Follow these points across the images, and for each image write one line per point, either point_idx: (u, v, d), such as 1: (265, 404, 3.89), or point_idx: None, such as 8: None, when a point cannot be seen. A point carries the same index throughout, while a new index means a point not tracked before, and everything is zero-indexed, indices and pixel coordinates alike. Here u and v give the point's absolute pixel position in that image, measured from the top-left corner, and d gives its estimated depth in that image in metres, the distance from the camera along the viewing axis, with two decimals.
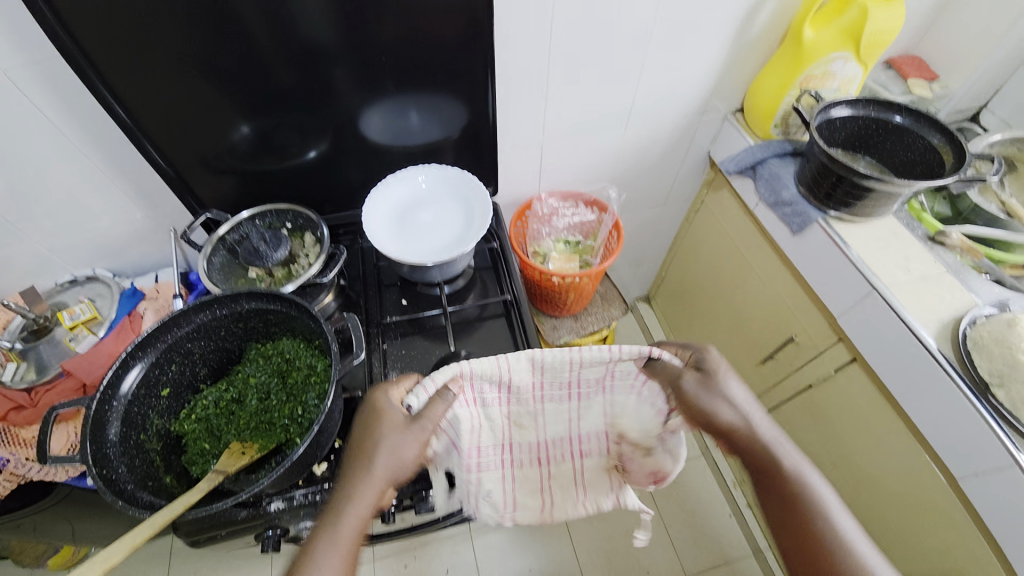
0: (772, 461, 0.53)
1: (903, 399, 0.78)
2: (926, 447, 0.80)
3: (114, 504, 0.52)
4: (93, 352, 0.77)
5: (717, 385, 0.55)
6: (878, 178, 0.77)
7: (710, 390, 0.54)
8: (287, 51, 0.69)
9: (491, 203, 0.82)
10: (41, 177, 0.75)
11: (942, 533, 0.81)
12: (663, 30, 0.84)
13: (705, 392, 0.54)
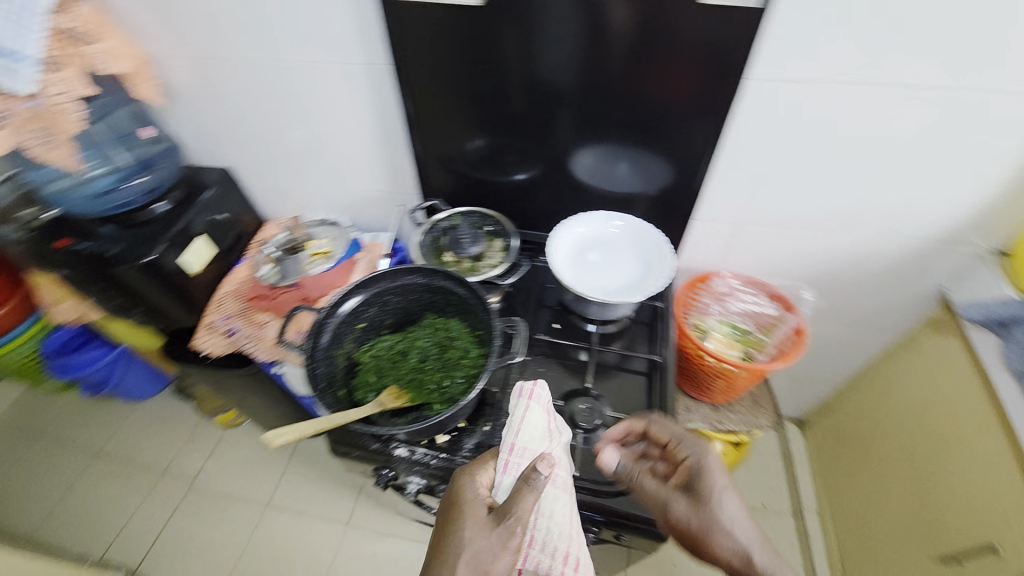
0: None
1: None
2: None
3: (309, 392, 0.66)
4: (320, 277, 1.00)
5: (708, 501, 0.62)
6: None
7: (699, 509, 0.62)
8: (539, 90, 0.81)
9: (674, 267, 0.82)
10: (334, 144, 0.99)
11: None
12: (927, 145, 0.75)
13: (695, 511, 0.62)
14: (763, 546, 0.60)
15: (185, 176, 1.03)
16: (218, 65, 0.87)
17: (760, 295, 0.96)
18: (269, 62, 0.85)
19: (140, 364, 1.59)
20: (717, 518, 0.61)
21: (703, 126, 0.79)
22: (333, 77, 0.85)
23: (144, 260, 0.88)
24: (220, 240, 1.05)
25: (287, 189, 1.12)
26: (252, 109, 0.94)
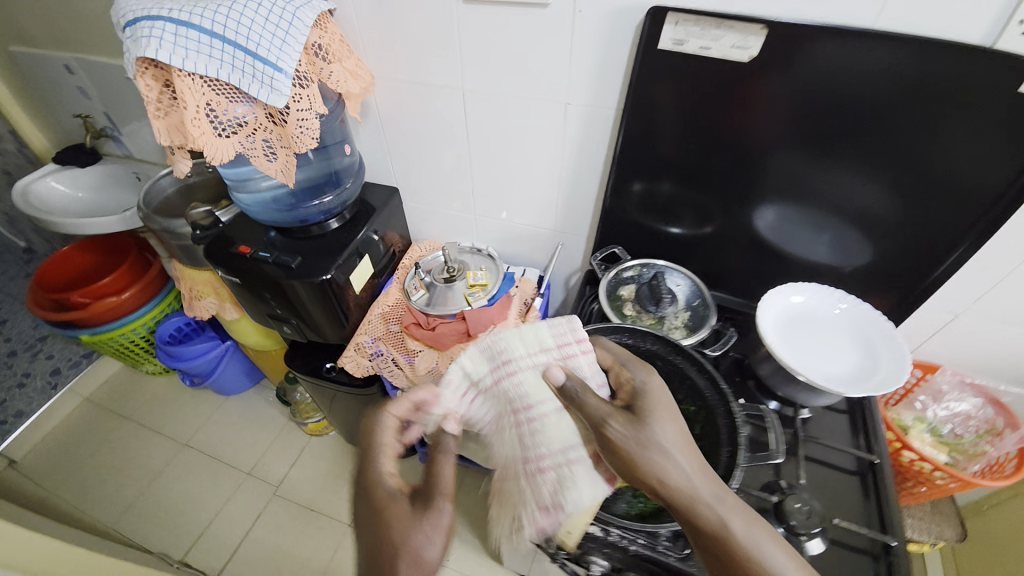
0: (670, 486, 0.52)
1: None
2: None
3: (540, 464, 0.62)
4: (482, 312, 0.97)
5: (644, 426, 0.55)
6: None
7: (635, 432, 0.54)
8: (757, 148, 0.77)
9: (908, 376, 0.71)
10: (519, 176, 1.00)
11: None
12: None
13: (629, 433, 0.54)
14: (706, 477, 0.53)
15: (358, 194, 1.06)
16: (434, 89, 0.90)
17: (986, 400, 0.86)
18: (487, 92, 0.87)
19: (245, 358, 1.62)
20: (657, 436, 0.54)
21: (950, 211, 0.72)
22: (545, 113, 0.86)
23: (320, 280, 0.87)
24: (376, 259, 1.05)
25: (450, 211, 1.14)
26: (449, 133, 0.97)
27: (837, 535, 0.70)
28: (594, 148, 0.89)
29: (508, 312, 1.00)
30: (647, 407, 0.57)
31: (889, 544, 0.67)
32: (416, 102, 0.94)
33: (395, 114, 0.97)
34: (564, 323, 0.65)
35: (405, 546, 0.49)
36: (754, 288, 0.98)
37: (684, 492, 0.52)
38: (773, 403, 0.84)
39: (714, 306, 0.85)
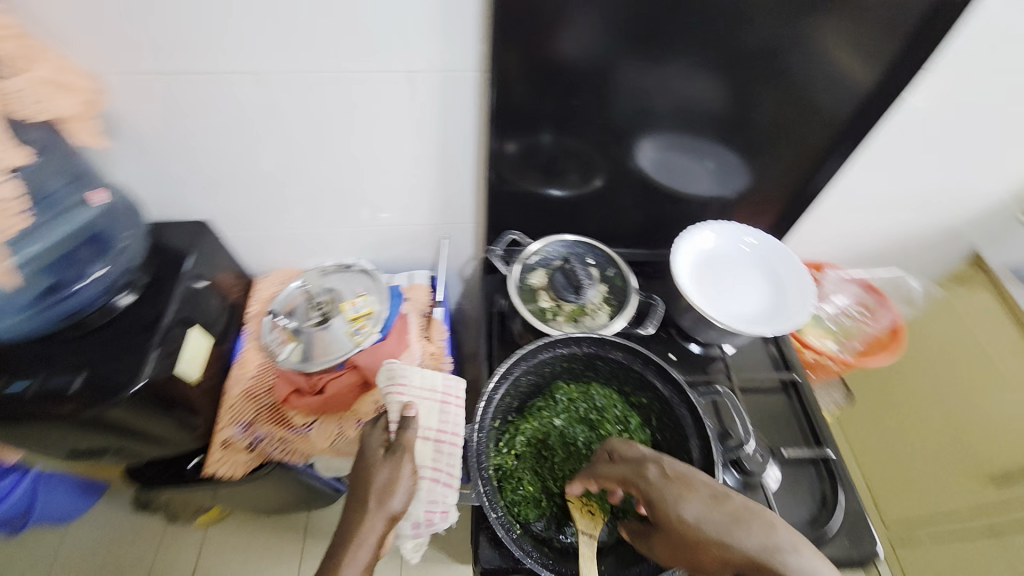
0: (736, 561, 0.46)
1: None
2: None
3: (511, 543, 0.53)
4: (379, 351, 0.80)
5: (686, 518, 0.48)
6: None
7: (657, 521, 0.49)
8: (632, 84, 0.68)
9: (813, 305, 0.74)
10: (376, 170, 0.79)
11: None
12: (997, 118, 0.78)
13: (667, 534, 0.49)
14: (719, 506, 0.48)
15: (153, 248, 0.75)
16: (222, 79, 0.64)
17: (857, 287, 0.98)
18: (302, 72, 0.64)
19: (69, 483, 1.12)
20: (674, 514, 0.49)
21: (810, 114, 0.73)
22: (392, 88, 0.67)
23: (131, 391, 0.61)
24: (212, 323, 0.78)
25: (297, 231, 0.89)
26: (264, 135, 0.71)
27: (785, 460, 0.73)
28: (463, 120, 0.73)
29: (409, 338, 0.85)
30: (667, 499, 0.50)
31: (826, 458, 0.71)
32: (200, 101, 0.66)
33: (173, 125, 0.68)
34: (455, 382, 0.64)
35: (376, 485, 0.54)
36: (656, 239, 0.94)
37: (707, 530, 0.47)
38: (695, 345, 0.82)
39: (633, 274, 0.80)
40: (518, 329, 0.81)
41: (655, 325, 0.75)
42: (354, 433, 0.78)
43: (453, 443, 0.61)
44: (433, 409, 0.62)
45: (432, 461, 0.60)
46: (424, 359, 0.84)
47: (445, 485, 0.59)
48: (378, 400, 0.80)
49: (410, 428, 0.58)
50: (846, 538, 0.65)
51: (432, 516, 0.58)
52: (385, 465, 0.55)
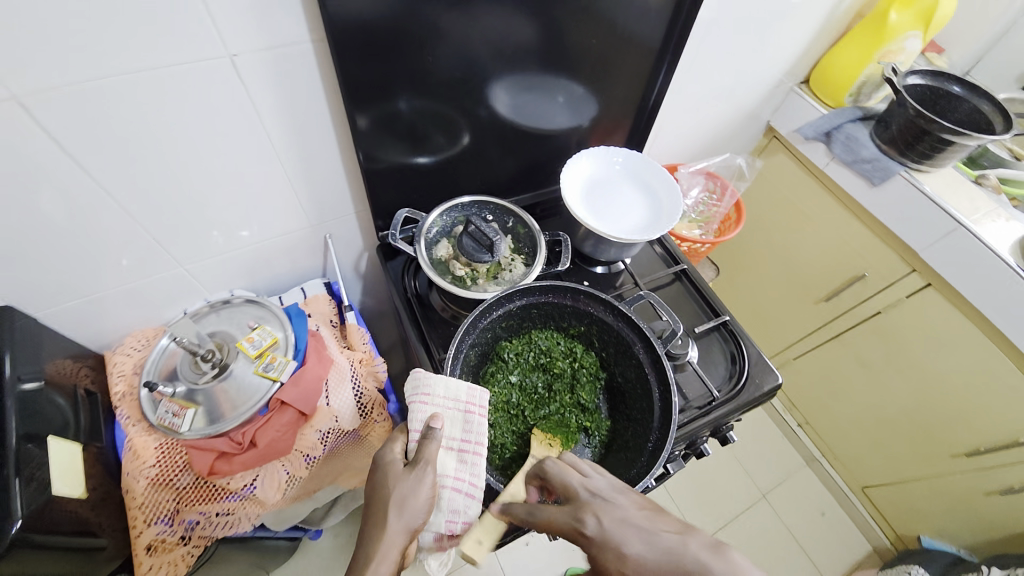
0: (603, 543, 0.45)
1: (981, 304, 0.97)
2: (996, 341, 1.00)
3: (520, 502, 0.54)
4: (303, 379, 0.71)
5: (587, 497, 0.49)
6: (960, 134, 0.92)
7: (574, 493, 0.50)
8: (476, 30, 0.66)
9: (683, 202, 0.85)
10: (221, 184, 0.67)
11: (1004, 410, 1.04)
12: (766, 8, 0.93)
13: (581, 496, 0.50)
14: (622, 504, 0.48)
15: None
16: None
17: (701, 178, 1.15)
18: (77, 88, 0.49)
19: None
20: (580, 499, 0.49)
21: (636, 34, 0.79)
22: (209, 85, 0.56)
23: (10, 535, 0.49)
24: (64, 429, 0.62)
25: (141, 281, 0.73)
26: (49, 177, 0.55)
27: (697, 336, 0.85)
28: (309, 104, 0.65)
29: (330, 352, 0.77)
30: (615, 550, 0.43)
31: (725, 322, 0.85)
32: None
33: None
34: (478, 390, 0.57)
35: (393, 498, 0.50)
36: (535, 179, 0.97)
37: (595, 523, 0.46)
38: (599, 266, 0.89)
39: (532, 218, 0.82)
40: (437, 303, 0.80)
41: (569, 259, 0.78)
42: (307, 471, 0.73)
43: (477, 452, 0.55)
44: (456, 419, 0.55)
45: (453, 469, 0.54)
46: (355, 368, 0.79)
47: (467, 495, 0.53)
48: (321, 427, 0.72)
49: (432, 438, 0.53)
50: (756, 378, 0.80)
51: (454, 525, 0.53)
52: (406, 475, 0.51)
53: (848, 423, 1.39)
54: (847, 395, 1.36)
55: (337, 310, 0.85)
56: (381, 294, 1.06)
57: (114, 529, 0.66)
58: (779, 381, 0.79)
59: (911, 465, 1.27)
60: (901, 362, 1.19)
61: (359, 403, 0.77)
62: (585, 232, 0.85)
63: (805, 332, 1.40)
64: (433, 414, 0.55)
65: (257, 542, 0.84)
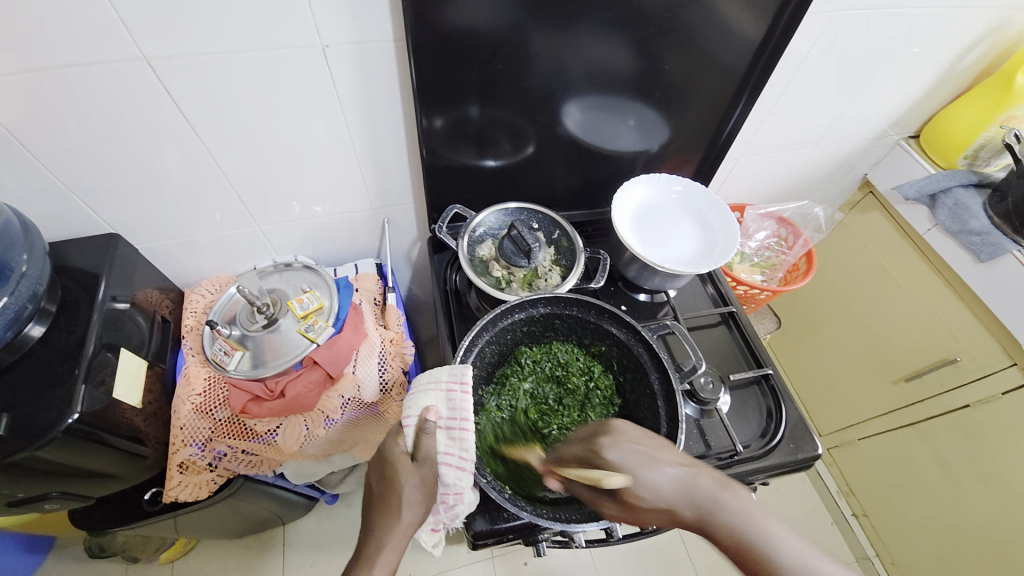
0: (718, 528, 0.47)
1: None
2: None
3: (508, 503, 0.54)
4: (337, 344, 0.77)
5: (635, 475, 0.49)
6: None
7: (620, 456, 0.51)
8: (551, 48, 0.69)
9: (739, 241, 0.81)
10: (300, 158, 0.75)
11: None
12: (871, 53, 0.87)
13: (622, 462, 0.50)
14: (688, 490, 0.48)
15: (58, 268, 0.69)
16: (99, 71, 0.57)
17: (773, 222, 1.08)
18: (198, 57, 0.59)
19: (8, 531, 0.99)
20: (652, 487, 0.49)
21: (716, 67, 0.78)
22: (303, 68, 0.64)
23: (65, 424, 0.59)
24: (138, 345, 0.73)
25: (225, 233, 0.83)
26: (166, 130, 0.65)
27: (733, 384, 0.80)
28: (386, 96, 0.71)
29: (366, 327, 0.83)
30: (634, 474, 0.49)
31: (768, 375, 0.79)
32: (80, 98, 0.59)
33: (53, 129, 0.61)
34: (459, 366, 0.53)
35: (402, 494, 0.48)
36: (594, 198, 0.98)
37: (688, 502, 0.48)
38: (641, 293, 0.87)
39: (577, 233, 0.83)
40: (473, 302, 0.82)
41: (603, 276, 0.79)
42: (325, 431, 0.78)
43: (465, 426, 0.51)
44: (440, 399, 0.52)
45: (443, 447, 0.51)
46: (385, 346, 0.83)
47: (458, 468, 0.50)
48: (344, 394, 0.77)
49: (428, 431, 0.51)
50: (791, 442, 0.73)
51: (447, 498, 0.50)
52: (412, 473, 0.49)
53: (917, 525, 1.19)
54: (913, 492, 1.18)
55: (382, 291, 0.91)
56: (428, 286, 1.11)
57: (157, 442, 0.74)
58: (816, 451, 0.72)
59: None
60: (984, 466, 1.03)
61: (383, 381, 0.81)
62: (631, 256, 0.83)
63: (875, 412, 1.24)
64: (425, 405, 0.52)
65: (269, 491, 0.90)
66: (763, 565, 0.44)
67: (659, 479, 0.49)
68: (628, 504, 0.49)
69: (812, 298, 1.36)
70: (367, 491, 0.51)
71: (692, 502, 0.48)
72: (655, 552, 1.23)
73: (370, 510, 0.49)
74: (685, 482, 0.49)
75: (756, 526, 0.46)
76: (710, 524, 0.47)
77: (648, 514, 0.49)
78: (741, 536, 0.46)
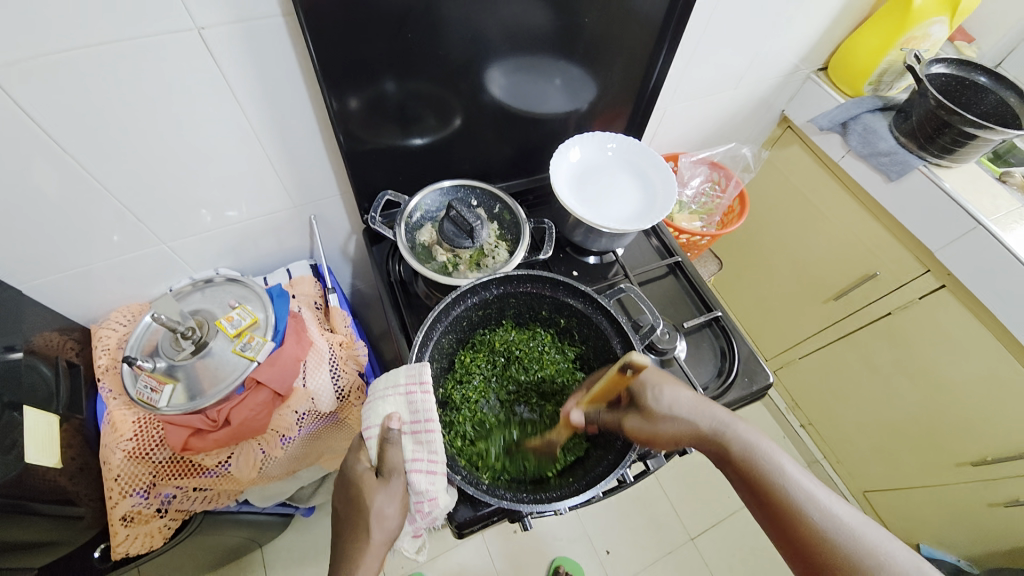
0: (729, 450, 0.52)
1: (997, 310, 0.92)
2: (1008, 346, 0.95)
3: (494, 498, 0.53)
4: (280, 359, 0.71)
5: (664, 391, 0.57)
6: (983, 126, 0.86)
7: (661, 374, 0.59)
8: (462, 10, 0.64)
9: (677, 191, 0.82)
10: (199, 161, 0.67)
11: (1012, 416, 0.99)
12: None
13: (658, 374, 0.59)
14: (719, 415, 0.55)
15: None
16: None
17: (705, 168, 1.10)
18: (45, 58, 0.49)
19: None
20: (659, 407, 0.56)
21: (636, 15, 0.75)
22: (182, 59, 0.55)
23: None
24: (47, 401, 0.65)
25: (127, 257, 0.73)
26: (23, 150, 0.55)
27: (687, 331, 0.82)
28: (288, 80, 0.63)
29: (311, 335, 0.78)
30: (651, 385, 0.58)
31: (717, 318, 0.81)
32: None
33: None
34: (417, 367, 0.50)
35: (372, 512, 0.46)
36: (529, 165, 0.95)
37: (697, 429, 0.54)
38: (589, 256, 0.86)
39: (518, 204, 0.81)
40: (422, 290, 0.78)
41: (552, 247, 0.78)
42: (284, 450, 0.73)
43: (431, 429, 0.48)
44: (401, 404, 0.49)
45: (411, 453, 0.48)
46: (335, 351, 0.80)
47: (429, 473, 0.48)
48: (299, 408, 0.73)
49: (392, 441, 0.48)
50: (746, 376, 0.77)
51: (422, 506, 0.48)
52: (379, 489, 0.47)
53: (855, 426, 1.33)
54: (847, 396, 1.32)
55: (322, 293, 0.85)
56: (371, 278, 1.05)
57: (92, 499, 0.68)
58: (768, 380, 0.76)
59: (919, 474, 1.22)
60: (911, 366, 1.13)
61: (338, 389, 0.77)
62: (575, 221, 0.82)
63: (812, 332, 1.34)
64: (386, 412, 0.49)
65: (235, 523, 0.84)
66: (754, 470, 0.50)
67: (678, 391, 0.57)
68: (646, 412, 0.57)
69: (748, 236, 1.42)
70: (337, 514, 0.48)
71: (703, 419, 0.55)
72: (635, 496, 1.30)
73: (342, 536, 0.47)
74: (699, 404, 0.56)
75: (751, 439, 0.52)
76: (716, 440, 0.53)
77: (663, 423, 0.56)
78: (750, 449, 0.51)
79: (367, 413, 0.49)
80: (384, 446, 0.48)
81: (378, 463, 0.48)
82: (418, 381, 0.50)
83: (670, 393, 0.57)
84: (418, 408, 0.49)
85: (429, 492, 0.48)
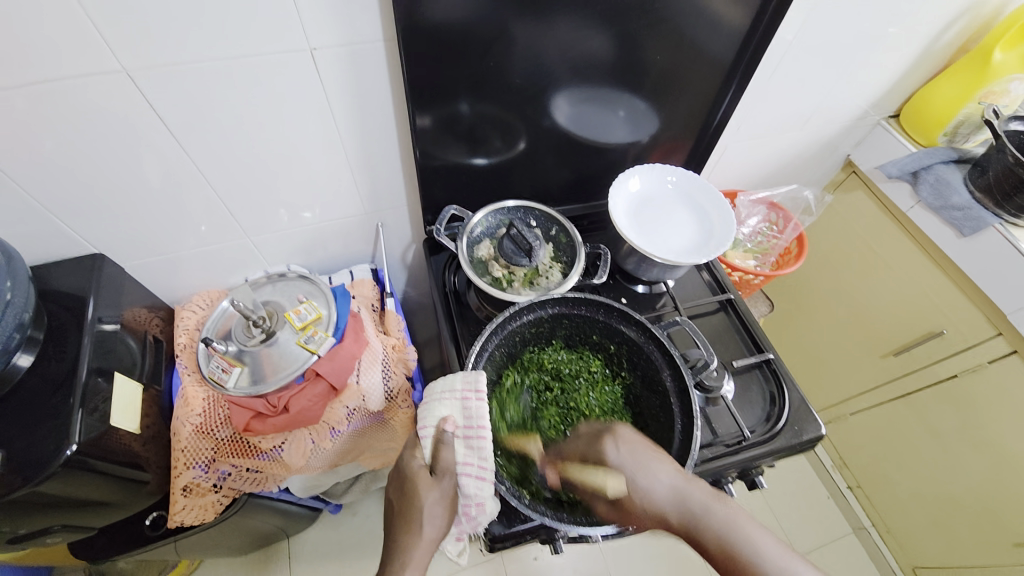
0: (716, 543, 0.52)
1: None
2: None
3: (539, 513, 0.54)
4: (339, 355, 0.76)
5: (636, 486, 0.53)
6: None
7: (631, 457, 0.54)
8: (540, 43, 0.68)
9: (735, 228, 0.82)
10: (287, 165, 0.73)
11: None
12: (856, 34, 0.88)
13: (625, 458, 0.54)
14: (700, 506, 0.53)
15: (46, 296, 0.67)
16: (73, 84, 0.54)
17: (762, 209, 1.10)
18: (181, 67, 0.56)
19: None
20: (631, 500, 0.53)
21: (706, 55, 0.78)
22: (288, 74, 0.62)
23: (64, 455, 0.57)
24: (131, 367, 0.71)
25: (213, 246, 0.80)
26: (145, 143, 0.62)
27: (736, 370, 0.80)
28: (376, 97, 0.69)
29: (367, 335, 0.82)
30: (625, 476, 0.53)
31: (768, 360, 0.79)
32: (57, 114, 0.56)
33: (20, 146, 0.57)
34: (473, 375, 0.52)
35: (422, 509, 0.48)
36: (587, 191, 0.97)
37: (682, 518, 0.53)
38: (640, 285, 0.87)
39: (575, 228, 0.83)
40: (474, 302, 0.81)
41: (604, 273, 0.79)
42: (332, 442, 0.77)
43: (483, 436, 0.50)
44: (456, 408, 0.51)
45: (462, 457, 0.50)
46: (387, 354, 0.83)
47: (478, 478, 0.49)
48: (349, 404, 0.77)
49: (446, 443, 0.50)
50: (795, 424, 0.74)
51: (469, 509, 0.49)
52: (432, 487, 0.49)
53: (909, 493, 1.24)
54: (901, 459, 1.24)
55: (379, 296, 0.90)
56: (423, 287, 1.10)
57: (159, 467, 0.73)
58: (820, 432, 0.73)
59: (973, 550, 1.13)
60: (975, 434, 1.06)
61: (388, 389, 0.81)
62: (628, 249, 0.83)
63: (866, 386, 1.27)
64: (442, 415, 0.51)
65: (274, 507, 0.88)
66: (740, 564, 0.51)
67: (650, 477, 0.53)
68: (618, 505, 0.53)
69: (802, 279, 1.38)
70: (388, 505, 0.51)
71: (678, 510, 0.52)
72: (662, 536, 1.26)
73: (393, 529, 0.49)
74: (675, 489, 0.53)
75: (733, 525, 0.52)
76: (699, 529, 0.52)
77: (639, 513, 0.53)
78: (728, 539, 0.52)
79: (423, 414, 0.52)
80: (438, 448, 0.50)
81: (432, 463, 0.50)
82: (474, 389, 0.52)
83: (643, 485, 0.53)
84: (471, 414, 0.51)
85: (475, 496, 0.49)
